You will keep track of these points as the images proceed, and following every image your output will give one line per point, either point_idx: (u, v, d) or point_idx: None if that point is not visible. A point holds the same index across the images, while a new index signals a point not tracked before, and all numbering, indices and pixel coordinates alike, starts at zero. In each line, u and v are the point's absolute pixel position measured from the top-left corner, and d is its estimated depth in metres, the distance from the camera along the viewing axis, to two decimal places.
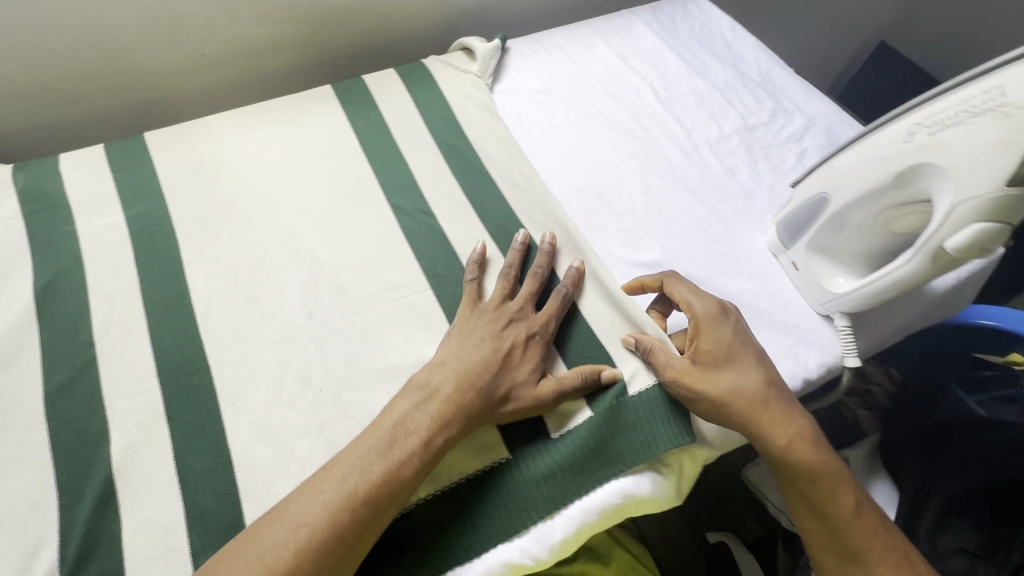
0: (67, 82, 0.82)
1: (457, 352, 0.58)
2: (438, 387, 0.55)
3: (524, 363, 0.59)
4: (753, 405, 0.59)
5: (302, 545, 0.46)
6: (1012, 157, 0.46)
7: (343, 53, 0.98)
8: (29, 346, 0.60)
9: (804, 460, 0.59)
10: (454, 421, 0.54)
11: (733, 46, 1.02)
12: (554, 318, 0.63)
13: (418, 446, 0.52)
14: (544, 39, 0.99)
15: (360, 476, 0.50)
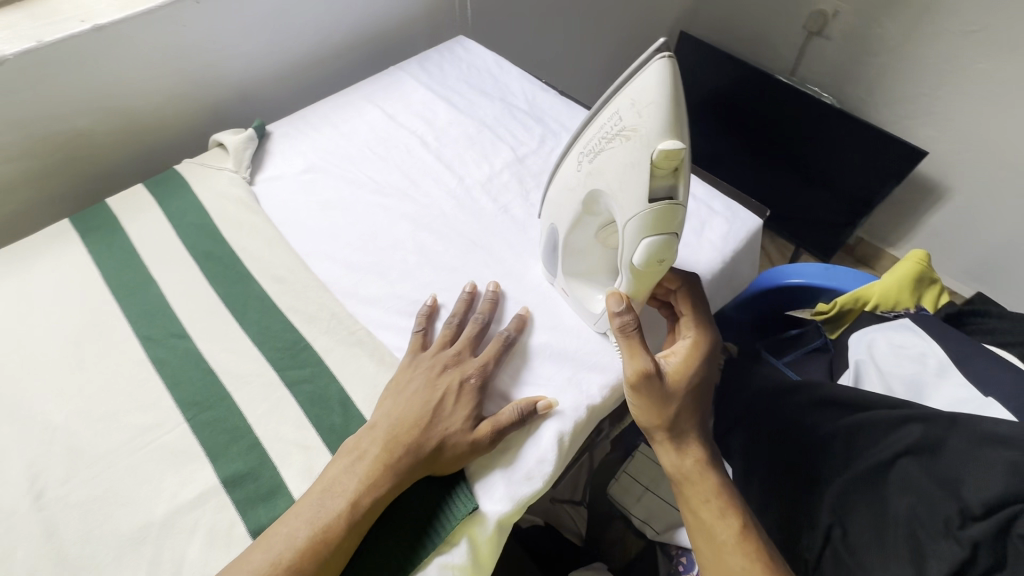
0: None
1: (398, 409, 0.60)
2: (366, 447, 0.57)
3: (461, 408, 0.60)
4: (674, 422, 0.64)
5: None
6: (643, 178, 0.49)
7: (94, 176, 0.92)
8: None
9: (709, 480, 0.63)
10: (384, 481, 0.55)
11: (499, 80, 1.05)
12: (495, 360, 0.65)
13: (346, 509, 0.53)
14: (309, 115, 0.98)
15: (287, 545, 0.51)
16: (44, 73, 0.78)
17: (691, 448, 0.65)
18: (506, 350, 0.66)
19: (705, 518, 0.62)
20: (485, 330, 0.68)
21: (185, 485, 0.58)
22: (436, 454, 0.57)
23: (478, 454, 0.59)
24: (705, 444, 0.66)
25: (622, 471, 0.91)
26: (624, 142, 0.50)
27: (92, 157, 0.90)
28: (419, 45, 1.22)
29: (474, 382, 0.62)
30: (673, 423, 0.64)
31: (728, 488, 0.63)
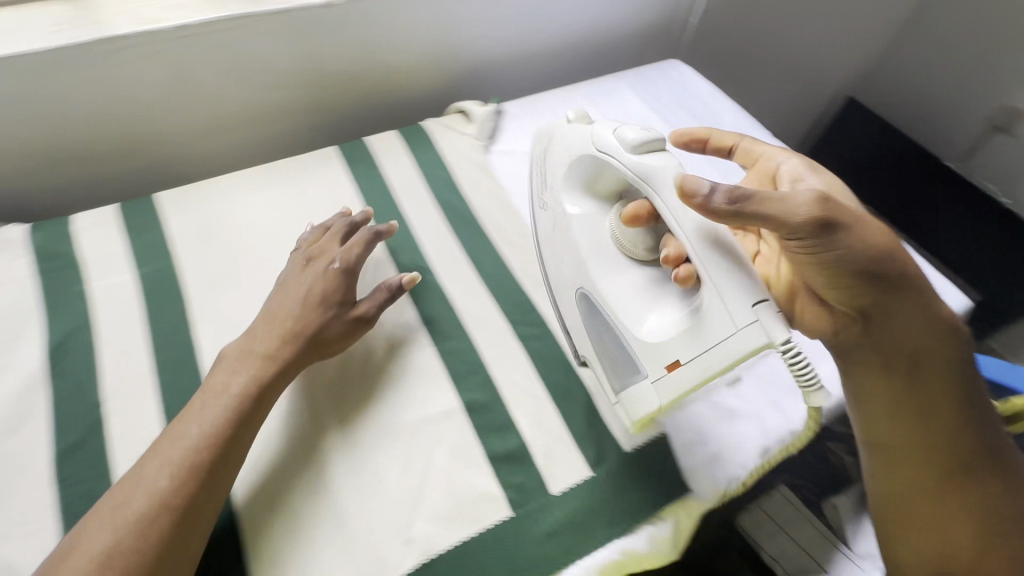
0: (76, 146, 0.82)
1: (302, 292, 0.67)
2: (257, 346, 0.62)
3: (329, 286, 0.68)
4: (898, 274, 0.61)
5: (167, 488, 0.51)
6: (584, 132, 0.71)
7: (349, 114, 1.02)
8: (38, 410, 0.60)
9: (927, 348, 0.63)
10: (269, 367, 0.61)
11: (710, 109, 1.10)
12: (353, 253, 0.71)
13: (233, 399, 0.57)
14: (536, 102, 1.06)
15: (208, 431, 0.54)
16: (352, 22, 0.89)
17: (902, 306, 0.62)
18: (372, 241, 0.73)
19: (899, 383, 0.64)
20: (349, 230, 0.75)
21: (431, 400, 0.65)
22: (344, 333, 0.67)
23: (371, 321, 0.69)
24: (926, 311, 0.63)
25: (754, 504, 0.91)
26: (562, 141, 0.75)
27: (352, 99, 1.00)
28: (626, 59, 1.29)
29: (340, 263, 0.70)
30: (899, 275, 0.61)
31: (965, 365, 0.64)
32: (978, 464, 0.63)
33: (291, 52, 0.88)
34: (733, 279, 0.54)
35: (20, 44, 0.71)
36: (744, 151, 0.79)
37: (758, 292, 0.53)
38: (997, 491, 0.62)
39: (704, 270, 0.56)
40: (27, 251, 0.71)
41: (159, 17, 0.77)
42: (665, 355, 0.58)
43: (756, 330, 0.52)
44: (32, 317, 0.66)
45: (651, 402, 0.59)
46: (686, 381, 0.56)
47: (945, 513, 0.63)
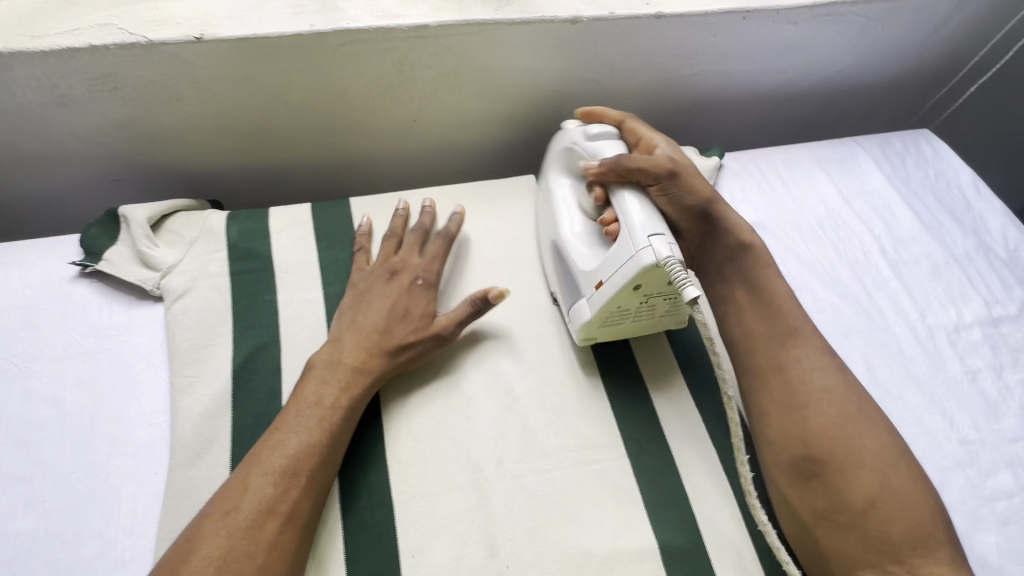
0: (279, 131, 0.77)
1: (370, 306, 0.62)
2: (342, 356, 0.58)
3: (417, 304, 0.63)
4: (700, 209, 0.67)
5: (279, 499, 0.49)
6: (552, 158, 0.75)
7: (547, 135, 0.91)
8: (220, 437, 0.56)
9: (723, 252, 0.67)
10: (360, 379, 0.57)
11: (973, 207, 0.89)
12: (428, 267, 0.66)
13: (329, 410, 0.55)
14: (760, 160, 0.90)
15: (305, 441, 0.52)
16: (589, 42, 0.77)
17: (726, 228, 0.67)
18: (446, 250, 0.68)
19: (735, 294, 0.65)
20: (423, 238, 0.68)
21: (623, 532, 0.55)
22: (424, 343, 0.61)
23: (452, 331, 0.62)
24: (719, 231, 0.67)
25: None
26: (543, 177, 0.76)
27: (557, 119, 0.88)
28: (862, 118, 1.08)
29: (397, 271, 0.65)
30: (701, 211, 0.67)
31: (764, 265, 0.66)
32: (807, 374, 0.58)
33: (515, 64, 0.77)
34: (643, 218, 0.59)
35: (259, 25, 0.65)
36: (631, 129, 0.73)
37: (652, 228, 0.58)
38: (820, 399, 0.56)
39: (620, 216, 0.61)
40: (226, 245, 0.68)
41: (398, 13, 0.69)
42: (591, 276, 0.61)
43: (648, 253, 0.56)
44: (224, 324, 0.63)
45: (584, 317, 0.61)
46: (607, 301, 0.59)
47: (780, 418, 0.57)
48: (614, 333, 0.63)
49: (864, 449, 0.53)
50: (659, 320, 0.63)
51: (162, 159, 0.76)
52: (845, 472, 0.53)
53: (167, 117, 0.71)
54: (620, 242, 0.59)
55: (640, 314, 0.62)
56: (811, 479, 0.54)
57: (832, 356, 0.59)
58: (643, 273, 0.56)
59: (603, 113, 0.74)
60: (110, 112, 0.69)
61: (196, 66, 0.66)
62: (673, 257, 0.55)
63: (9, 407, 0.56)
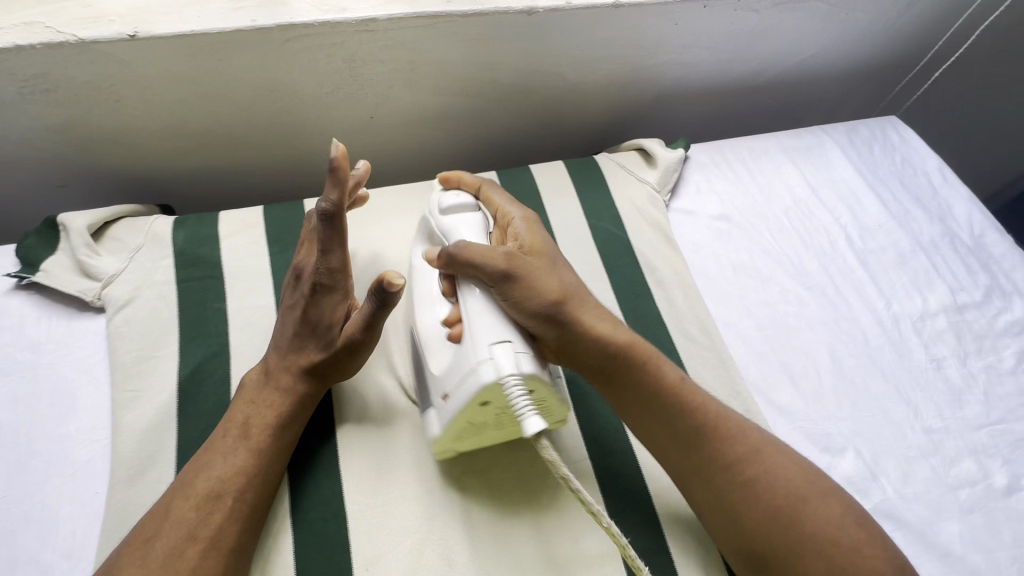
0: (228, 131, 0.74)
1: (281, 322, 0.58)
2: (267, 375, 0.56)
3: (324, 313, 0.56)
4: (551, 313, 0.52)
5: (201, 524, 0.48)
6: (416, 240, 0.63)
7: (510, 130, 0.89)
8: (165, 452, 0.54)
9: (585, 358, 0.54)
10: (284, 399, 0.55)
11: (939, 194, 0.89)
12: (326, 263, 0.55)
13: (255, 432, 0.53)
14: (727, 151, 0.89)
15: (231, 463, 0.51)
16: (547, 33, 0.75)
17: (587, 333, 0.53)
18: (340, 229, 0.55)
19: (622, 400, 0.55)
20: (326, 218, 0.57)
21: (584, 535, 0.54)
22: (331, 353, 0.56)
23: (365, 330, 0.55)
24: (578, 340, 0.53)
25: None
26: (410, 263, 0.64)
27: (520, 113, 0.86)
28: (831, 106, 1.08)
29: (299, 275, 0.58)
30: (553, 314, 0.52)
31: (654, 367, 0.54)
32: (729, 463, 0.52)
33: (473, 58, 0.75)
34: (484, 325, 0.50)
35: (198, 20, 0.63)
36: (489, 198, 0.62)
37: (496, 335, 0.49)
38: (745, 492, 0.51)
39: (466, 318, 0.52)
40: (173, 251, 0.65)
41: (344, 5, 0.67)
42: (439, 383, 0.52)
43: (487, 366, 0.48)
44: (169, 334, 0.60)
45: (432, 434, 0.53)
46: (452, 417, 0.51)
47: (711, 515, 0.52)
48: (478, 441, 0.55)
49: (806, 528, 0.49)
50: (517, 426, 0.54)
51: (107, 163, 0.73)
52: (792, 561, 0.49)
53: (108, 119, 0.68)
54: (460, 352, 0.51)
55: (503, 424, 0.53)
56: (760, 570, 0.50)
57: (752, 431, 0.54)
58: (483, 391, 0.48)
59: (461, 178, 0.64)
60: (44, 115, 0.66)
61: (133, 65, 0.63)
62: (513, 374, 0.47)
63: None
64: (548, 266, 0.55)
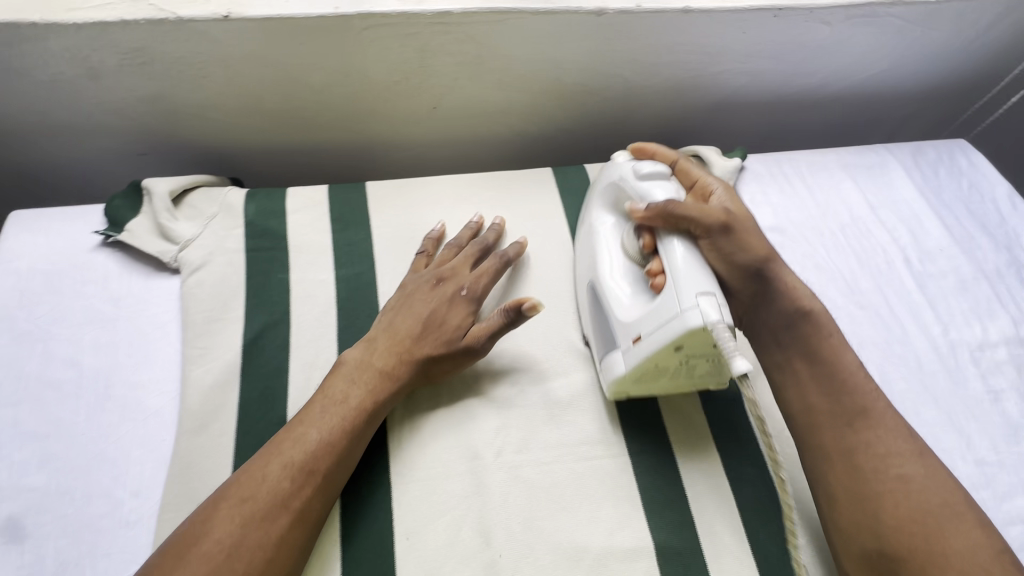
0: (300, 112, 0.78)
1: (400, 330, 0.60)
2: (371, 359, 0.58)
3: (453, 316, 0.61)
4: (755, 267, 0.61)
5: (291, 497, 0.49)
6: (598, 205, 0.68)
7: (567, 129, 0.90)
8: (227, 409, 0.57)
9: (774, 315, 0.62)
10: (385, 386, 0.56)
11: (1007, 222, 0.85)
12: (481, 281, 0.64)
13: (352, 412, 0.54)
14: (785, 163, 0.88)
15: (323, 442, 0.52)
16: (614, 35, 0.76)
17: (779, 290, 0.62)
18: (501, 270, 0.66)
19: (795, 368, 0.60)
20: (483, 253, 0.68)
21: (621, 530, 0.55)
22: (452, 367, 0.59)
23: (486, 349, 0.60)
24: (779, 299, 0.62)
25: None
26: (584, 225, 0.70)
27: (579, 113, 0.87)
28: (896, 125, 1.05)
29: (444, 279, 0.63)
30: (755, 269, 0.61)
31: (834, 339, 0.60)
32: (885, 455, 0.54)
33: (540, 56, 0.77)
34: (689, 271, 0.54)
35: (285, 5, 0.66)
36: (684, 171, 0.67)
37: (701, 287, 0.52)
38: (895, 486, 0.52)
39: (671, 269, 0.55)
40: (243, 222, 0.69)
41: None
42: (630, 328, 0.57)
43: (694, 313, 0.51)
44: (236, 299, 0.64)
45: (617, 372, 0.58)
46: (646, 356, 0.54)
47: (850, 505, 0.53)
48: (650, 388, 0.60)
49: (951, 544, 0.49)
50: (699, 378, 0.58)
51: (187, 135, 0.78)
52: (930, 574, 0.48)
53: (193, 93, 0.72)
54: (664, 299, 0.54)
55: (680, 374, 0.57)
56: (886, 575, 0.50)
57: (916, 438, 0.55)
58: (685, 335, 0.52)
59: (656, 151, 0.69)
60: (137, 86, 0.70)
61: (222, 44, 0.67)
62: (722, 322, 0.50)
63: (27, 369, 0.58)
64: (751, 228, 0.62)
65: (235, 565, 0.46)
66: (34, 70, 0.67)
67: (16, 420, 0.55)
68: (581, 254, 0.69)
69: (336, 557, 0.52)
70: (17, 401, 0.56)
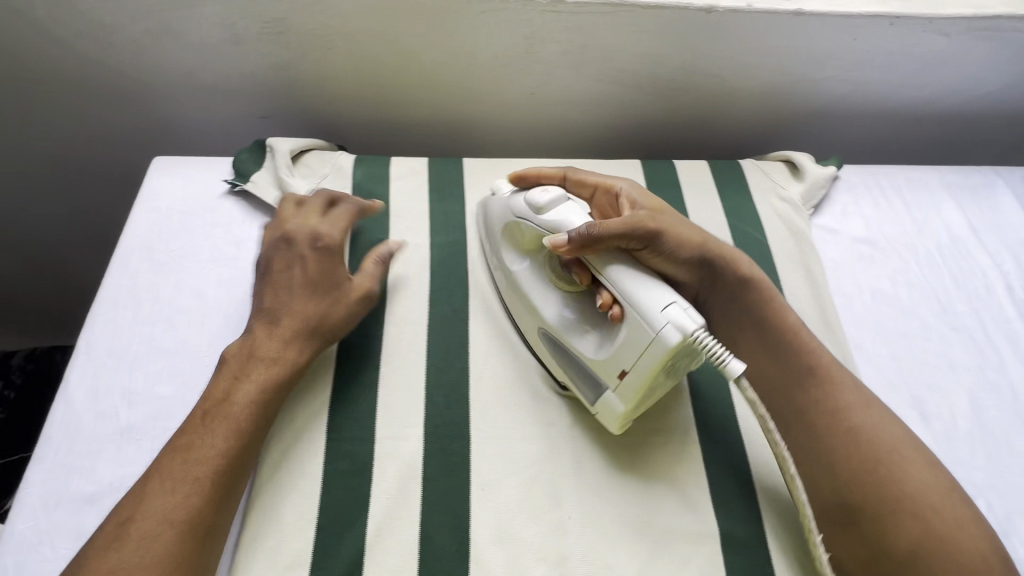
0: (408, 89, 0.83)
1: (298, 304, 0.60)
2: (276, 319, 0.59)
3: (331, 271, 0.63)
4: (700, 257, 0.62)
5: (212, 465, 0.51)
6: (497, 233, 0.67)
7: (656, 126, 0.91)
8: (328, 351, 0.62)
9: (720, 291, 0.63)
10: (289, 352, 0.58)
11: None
12: (342, 235, 0.65)
13: (262, 383, 0.55)
14: (881, 176, 0.86)
15: (237, 416, 0.53)
16: (718, 34, 0.77)
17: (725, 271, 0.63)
18: (382, 249, 0.67)
19: (744, 338, 0.62)
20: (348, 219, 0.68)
21: (688, 513, 0.56)
22: (360, 316, 0.63)
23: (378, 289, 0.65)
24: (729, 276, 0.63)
25: None
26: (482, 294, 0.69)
27: (671, 110, 0.88)
28: (1006, 149, 0.99)
29: (322, 243, 0.63)
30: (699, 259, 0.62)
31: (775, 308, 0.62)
32: (835, 411, 0.56)
33: (641, 50, 0.79)
34: (649, 288, 0.53)
35: None
36: (578, 182, 0.68)
37: (662, 299, 0.51)
38: (846, 439, 0.55)
39: (623, 294, 0.54)
40: (351, 184, 0.75)
41: None
42: (609, 365, 0.55)
43: (669, 330, 0.50)
44: (341, 254, 0.70)
45: (615, 408, 0.56)
46: (635, 388, 0.54)
47: (809, 467, 0.55)
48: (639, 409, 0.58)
49: (904, 488, 0.51)
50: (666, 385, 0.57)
51: (305, 103, 0.85)
52: (885, 521, 0.51)
53: (318, 64, 0.79)
54: (632, 323, 0.53)
55: (656, 391, 0.55)
56: (847, 528, 0.52)
57: (863, 390, 0.58)
58: (669, 353, 0.51)
59: (539, 174, 0.68)
60: (269, 53, 0.77)
61: (352, 20, 0.73)
62: (699, 328, 0.50)
63: (163, 294, 0.65)
64: (674, 219, 0.62)
65: (165, 531, 0.47)
66: (188, 32, 0.75)
67: (151, 338, 0.62)
68: (503, 278, 0.67)
69: (419, 499, 0.55)
70: (153, 321, 0.63)
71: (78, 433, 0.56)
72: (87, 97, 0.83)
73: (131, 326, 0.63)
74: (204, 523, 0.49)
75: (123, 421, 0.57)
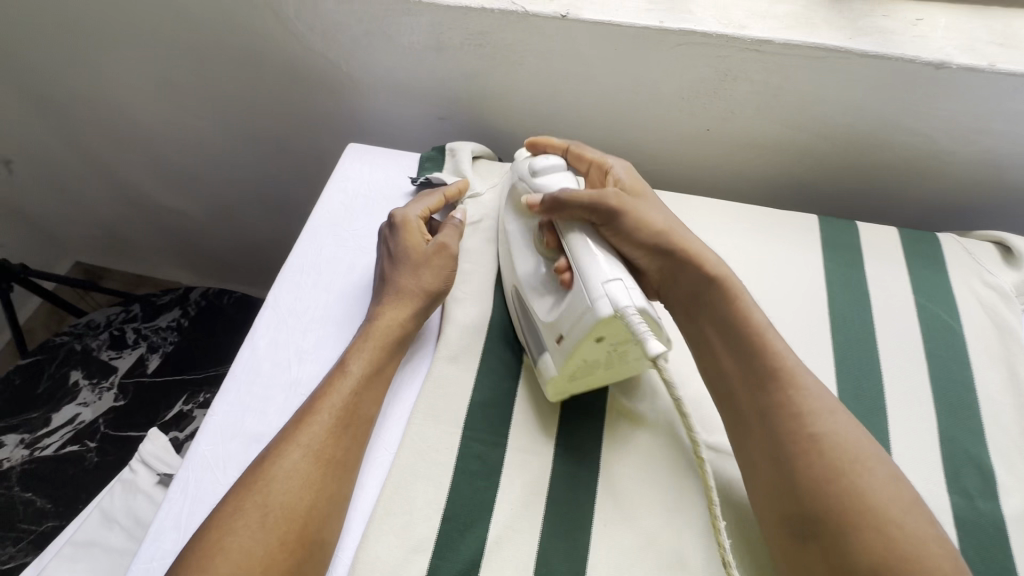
0: (583, 111, 0.84)
1: (401, 275, 0.66)
2: (385, 292, 0.65)
3: (413, 244, 0.67)
4: (663, 246, 0.61)
5: (339, 405, 0.56)
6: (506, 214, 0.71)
7: (836, 181, 0.84)
8: (474, 352, 0.65)
9: (681, 285, 0.62)
10: (399, 317, 0.63)
11: None
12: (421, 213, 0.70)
13: (383, 343, 0.62)
14: None
15: (359, 367, 0.59)
16: (942, 92, 0.69)
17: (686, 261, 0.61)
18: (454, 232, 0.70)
19: (703, 330, 0.60)
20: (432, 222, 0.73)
21: None
22: (450, 275, 0.67)
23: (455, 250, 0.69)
24: (697, 273, 0.60)
25: None
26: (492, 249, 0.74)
27: (861, 167, 0.81)
28: None
29: (397, 221, 0.69)
30: (658, 245, 0.61)
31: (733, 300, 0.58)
32: (796, 413, 0.52)
33: (845, 100, 0.73)
34: (599, 263, 0.55)
35: (616, 13, 0.73)
36: (577, 157, 0.72)
37: (608, 275, 0.54)
38: (808, 447, 0.50)
39: (580, 267, 0.56)
40: None
41: (745, 25, 0.71)
42: (551, 329, 0.57)
43: (602, 302, 0.52)
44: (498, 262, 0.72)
45: (548, 372, 0.59)
46: (568, 355, 0.55)
47: (763, 467, 0.52)
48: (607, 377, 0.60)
49: (868, 501, 0.47)
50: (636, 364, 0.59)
51: (483, 113, 0.89)
52: (845, 531, 0.46)
53: (506, 78, 0.83)
54: (576, 293, 0.55)
55: (612, 363, 0.58)
56: (805, 540, 0.48)
57: (826, 394, 0.53)
58: (601, 324, 0.53)
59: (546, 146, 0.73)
60: (465, 63, 0.82)
61: (550, 40, 0.76)
62: (631, 306, 0.51)
63: (339, 268, 0.72)
64: (650, 206, 0.64)
65: (303, 459, 0.53)
66: (401, 37, 0.82)
67: (326, 305, 0.69)
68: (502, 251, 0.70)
69: (539, 519, 0.55)
70: (328, 290, 0.70)
71: (256, 377, 0.64)
72: (302, 81, 0.94)
73: (311, 291, 0.70)
74: (336, 456, 0.54)
75: (293, 374, 0.64)
